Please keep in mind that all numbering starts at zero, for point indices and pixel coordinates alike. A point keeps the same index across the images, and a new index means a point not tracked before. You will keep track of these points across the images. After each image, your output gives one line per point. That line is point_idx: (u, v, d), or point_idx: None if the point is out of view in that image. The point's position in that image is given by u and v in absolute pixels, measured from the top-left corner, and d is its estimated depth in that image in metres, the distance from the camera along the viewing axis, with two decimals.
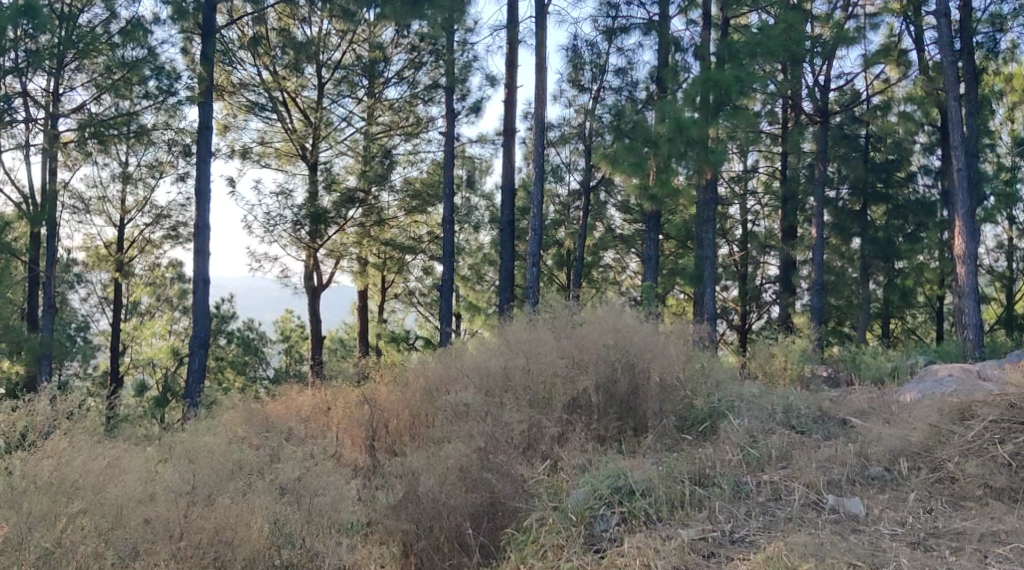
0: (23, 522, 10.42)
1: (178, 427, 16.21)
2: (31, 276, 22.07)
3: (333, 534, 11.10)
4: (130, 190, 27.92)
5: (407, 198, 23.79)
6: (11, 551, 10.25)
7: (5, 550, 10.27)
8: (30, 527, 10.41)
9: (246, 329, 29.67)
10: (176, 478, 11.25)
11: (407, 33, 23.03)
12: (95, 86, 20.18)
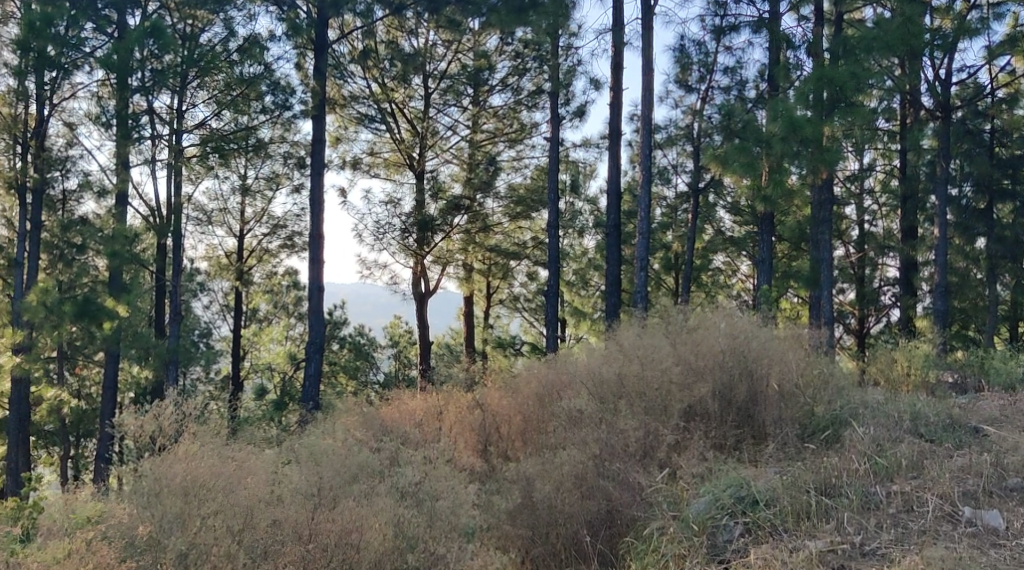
0: (162, 523, 10.77)
1: (301, 432, 16.51)
2: (158, 284, 22.95)
3: (456, 538, 11.14)
4: (249, 202, 28.62)
5: (511, 204, 23.77)
6: (152, 549, 10.64)
7: (145, 548, 10.66)
8: (168, 525, 10.76)
9: (358, 334, 30.13)
10: (304, 482, 11.62)
11: (512, 40, 23.06)
12: (215, 103, 20.98)
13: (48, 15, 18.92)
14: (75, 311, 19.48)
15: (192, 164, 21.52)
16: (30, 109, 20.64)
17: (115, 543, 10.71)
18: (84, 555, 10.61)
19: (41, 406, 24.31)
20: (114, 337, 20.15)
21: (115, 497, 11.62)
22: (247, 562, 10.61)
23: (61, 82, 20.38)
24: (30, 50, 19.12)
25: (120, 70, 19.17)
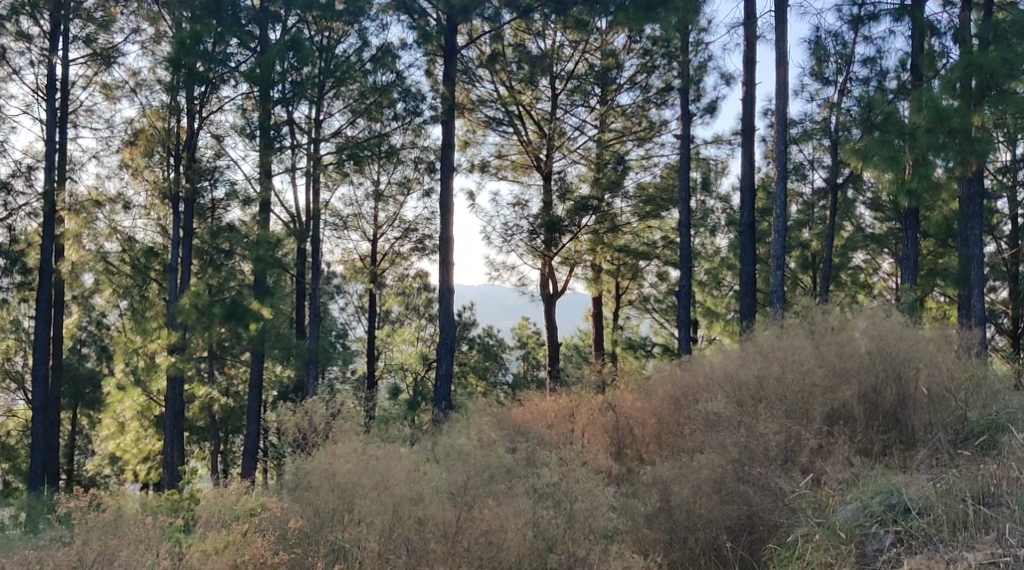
0: (318, 519, 11.66)
1: (436, 432, 16.63)
2: (297, 287, 23.42)
3: (595, 542, 11.32)
4: (381, 206, 29.01)
5: (641, 204, 23.39)
6: (303, 541, 11.50)
7: (302, 542, 11.52)
8: (322, 520, 11.64)
9: (486, 336, 30.26)
10: (448, 480, 12.10)
11: (640, 38, 22.75)
12: (350, 111, 21.49)
13: (196, 33, 20.02)
14: (224, 311, 20.18)
15: (329, 171, 21.86)
16: (181, 123, 21.68)
17: (269, 535, 11.62)
18: (239, 546, 11.45)
19: (192, 403, 25.22)
20: (261, 337, 20.72)
21: (277, 495, 12.87)
22: (402, 561, 11.06)
23: (209, 97, 21.14)
24: (182, 66, 20.23)
25: (263, 81, 20.00)
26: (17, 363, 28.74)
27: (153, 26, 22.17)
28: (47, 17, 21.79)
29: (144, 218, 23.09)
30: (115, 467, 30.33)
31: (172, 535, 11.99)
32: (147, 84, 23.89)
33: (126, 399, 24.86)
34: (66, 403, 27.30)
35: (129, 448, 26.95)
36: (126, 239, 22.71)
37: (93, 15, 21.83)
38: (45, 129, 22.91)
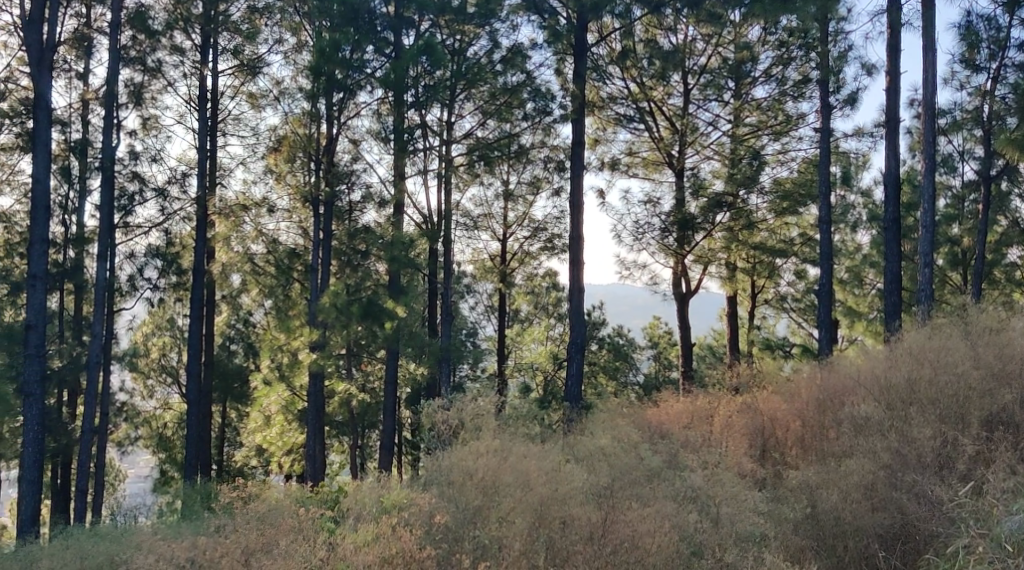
0: (462, 514, 12.26)
1: (574, 435, 16.58)
2: (431, 286, 23.53)
3: (740, 544, 11.62)
4: (511, 205, 29.07)
5: (778, 200, 22.62)
6: (448, 535, 12.01)
7: (447, 534, 12.06)
8: (464, 520, 12.18)
9: (616, 335, 30.06)
10: (594, 484, 12.79)
11: (776, 29, 22.14)
12: (480, 112, 21.84)
13: (335, 41, 20.15)
14: (361, 311, 20.75)
15: (460, 173, 21.91)
16: (321, 129, 22.21)
17: (416, 530, 12.07)
18: (388, 539, 12.02)
19: (333, 399, 25.62)
20: (395, 337, 21.15)
21: (422, 491, 13.02)
22: (545, 560, 11.60)
23: (348, 103, 21.48)
24: (322, 74, 20.42)
25: (398, 86, 20.14)
26: (172, 360, 29.82)
27: (295, 35, 22.45)
28: (197, 31, 23.01)
29: (287, 222, 23.44)
30: (262, 458, 31.04)
31: (326, 525, 12.80)
32: (290, 92, 24.29)
33: (271, 394, 25.42)
34: (215, 398, 28.09)
35: (275, 441, 26.82)
36: (271, 242, 23.19)
37: (239, 27, 22.72)
38: (197, 137, 23.44)
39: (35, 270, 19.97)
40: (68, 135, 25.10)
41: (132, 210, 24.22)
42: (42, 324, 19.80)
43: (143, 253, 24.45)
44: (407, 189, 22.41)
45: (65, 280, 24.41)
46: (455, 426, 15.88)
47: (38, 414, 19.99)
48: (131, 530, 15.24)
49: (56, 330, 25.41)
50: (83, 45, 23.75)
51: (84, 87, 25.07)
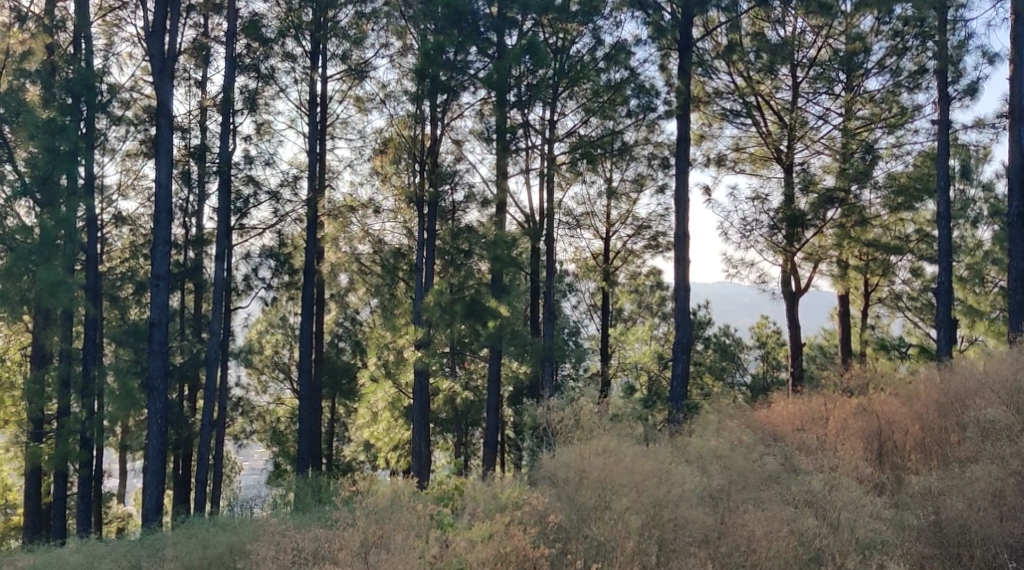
0: (576, 514, 13.17)
1: (686, 438, 16.38)
2: (535, 285, 23.35)
3: (856, 549, 12.43)
4: (614, 203, 28.75)
5: (893, 195, 21.84)
6: (562, 536, 13.09)
7: (561, 536, 13.10)
8: (577, 519, 13.13)
9: (722, 334, 29.56)
10: (703, 485, 13.61)
11: (889, 19, 21.32)
12: (583, 110, 21.50)
13: (439, 43, 20.51)
14: (464, 310, 20.92)
15: (562, 171, 21.68)
16: (426, 130, 22.34)
17: (530, 529, 13.13)
18: (503, 538, 13.06)
19: (438, 396, 25.65)
20: (498, 335, 21.10)
21: (535, 491, 14.16)
22: (655, 561, 12.59)
23: (451, 104, 21.56)
24: (426, 77, 20.83)
25: (500, 87, 20.16)
26: (284, 356, 30.30)
27: (400, 39, 22.66)
28: (308, 38, 23.15)
29: (392, 222, 23.47)
30: (369, 454, 31.28)
31: (440, 521, 13.87)
32: (395, 94, 24.39)
33: (376, 392, 24.81)
34: (323, 394, 28.10)
35: (382, 436, 27.26)
36: (377, 242, 23.28)
37: (346, 32, 22.77)
38: (307, 140, 23.61)
39: (159, 271, 20.36)
40: (189, 141, 25.58)
41: (248, 213, 24.56)
42: (165, 321, 20.16)
43: (259, 254, 24.90)
44: (509, 189, 22.24)
45: (186, 280, 24.94)
46: (564, 427, 15.91)
47: (162, 408, 20.36)
48: (254, 522, 15.38)
49: (177, 327, 25.89)
50: (201, 54, 24.20)
51: (203, 95, 25.54)
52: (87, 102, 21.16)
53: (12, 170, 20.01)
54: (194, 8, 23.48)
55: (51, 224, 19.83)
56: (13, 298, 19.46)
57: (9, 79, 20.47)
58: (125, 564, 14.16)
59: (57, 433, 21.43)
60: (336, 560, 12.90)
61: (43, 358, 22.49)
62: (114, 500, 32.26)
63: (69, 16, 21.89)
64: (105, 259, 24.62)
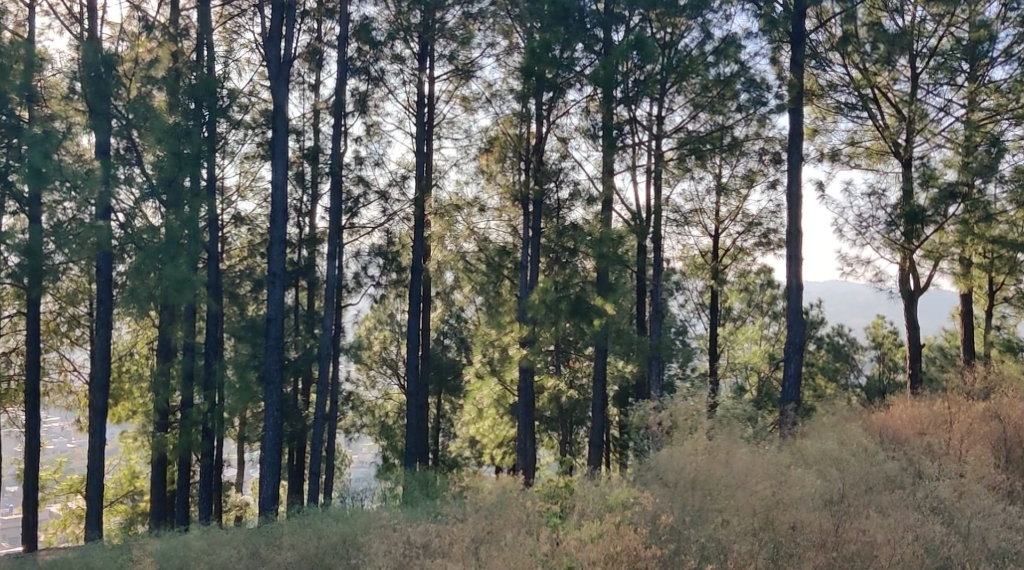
0: (685, 518, 12.97)
1: (802, 440, 15.92)
2: (642, 283, 22.93)
3: (984, 558, 12.18)
4: (723, 200, 28.11)
5: (1019, 189, 20.82)
6: (672, 537, 12.75)
7: (671, 536, 12.79)
8: (688, 522, 12.92)
9: (836, 334, 28.69)
10: (818, 490, 13.43)
11: (1016, 5, 20.36)
12: (692, 105, 21.01)
13: (546, 41, 20.28)
14: (570, 308, 20.61)
15: (670, 168, 21.30)
16: (532, 128, 22.13)
17: (641, 529, 12.88)
18: (613, 537, 12.77)
19: (545, 394, 25.41)
20: (604, 334, 20.76)
21: (645, 490, 13.89)
22: (769, 561, 12.30)
23: (557, 102, 21.30)
24: (533, 75, 20.59)
25: (607, 83, 19.99)
26: (392, 352, 30.35)
27: (506, 38, 22.47)
28: (416, 40, 23.04)
29: (497, 221, 23.28)
30: (475, 451, 31.14)
31: (550, 519, 13.58)
32: (501, 93, 24.22)
33: (484, 389, 24.82)
34: (431, 391, 27.93)
35: (487, 434, 27.25)
36: (482, 240, 23.19)
37: (454, 34, 22.64)
38: (415, 140, 23.56)
39: (275, 269, 20.43)
40: (302, 143, 25.76)
41: (358, 212, 24.59)
42: (281, 317, 20.28)
43: (368, 252, 24.92)
44: (616, 185, 21.82)
45: (300, 278, 25.11)
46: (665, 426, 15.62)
47: (278, 401, 20.42)
48: (370, 514, 15.25)
49: (291, 323, 26.07)
50: (314, 59, 24.32)
51: (316, 98, 25.72)
52: (210, 107, 21.30)
53: (139, 173, 20.39)
54: (308, 14, 23.54)
55: (176, 224, 20.18)
56: (142, 295, 19.93)
57: (136, 86, 20.78)
58: (245, 551, 14.07)
59: (182, 425, 21.85)
60: (448, 554, 13.04)
61: (167, 351, 22.85)
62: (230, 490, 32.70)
63: (191, 23, 22.29)
64: (224, 257, 24.91)
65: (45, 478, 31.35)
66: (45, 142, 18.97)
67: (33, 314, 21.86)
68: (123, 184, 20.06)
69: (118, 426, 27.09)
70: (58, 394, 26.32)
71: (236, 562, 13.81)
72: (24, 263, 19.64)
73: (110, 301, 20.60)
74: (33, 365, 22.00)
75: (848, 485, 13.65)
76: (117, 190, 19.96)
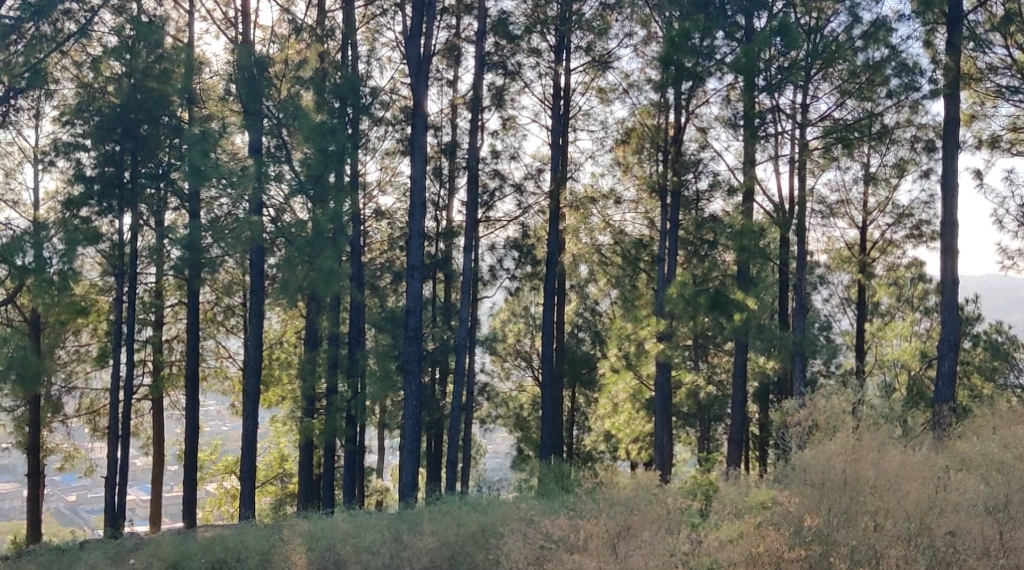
0: (831, 520, 12.26)
1: (961, 441, 15.10)
2: (784, 277, 22.03)
3: None
4: (872, 191, 26.88)
5: None
6: (819, 540, 12.14)
7: (818, 540, 12.17)
8: (835, 522, 12.25)
9: (994, 331, 27.15)
10: (977, 492, 12.81)
11: None
12: (839, 92, 19.70)
13: (685, 30, 19.67)
14: (709, 301, 19.77)
15: (814, 157, 20.20)
16: (670, 119, 21.44)
17: (784, 530, 12.38)
18: (754, 537, 12.40)
19: (684, 389, 24.69)
20: (744, 329, 19.86)
21: (785, 489, 13.44)
22: (924, 565, 11.72)
23: (696, 91, 20.60)
24: (671, 64, 19.93)
25: (748, 72, 19.28)
26: (526, 345, 29.93)
27: (645, 28, 21.88)
28: (553, 32, 22.57)
29: (634, 213, 22.71)
30: (611, 444, 30.53)
31: (690, 518, 13.16)
32: (639, 84, 23.59)
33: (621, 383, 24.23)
34: (564, 384, 27.38)
35: (623, 429, 26.35)
36: (618, 232, 22.58)
37: (591, 25, 22.02)
38: (551, 132, 23.06)
39: (413, 262, 20.23)
40: (440, 138, 25.56)
41: (493, 206, 24.28)
42: (420, 308, 20.07)
43: (503, 245, 24.51)
44: (757, 176, 20.99)
45: (437, 271, 24.91)
46: (808, 424, 14.91)
47: (417, 390, 20.23)
48: (506, 504, 15.02)
49: (428, 314, 25.92)
50: (452, 54, 24.05)
51: (455, 93, 25.49)
52: (353, 105, 21.32)
53: (289, 170, 20.04)
54: (446, 11, 23.28)
55: (323, 219, 20.05)
56: (292, 286, 20.08)
57: (286, 87, 20.68)
58: (387, 536, 13.90)
59: (327, 411, 21.78)
60: (586, 550, 12.50)
61: (313, 340, 22.90)
62: (371, 476, 32.87)
63: (337, 25, 22.08)
64: (365, 250, 24.84)
65: (203, 459, 31.57)
66: (203, 142, 19.62)
67: (194, 302, 22.04)
68: (274, 182, 19.88)
69: (270, 412, 27.09)
70: (215, 379, 26.57)
71: (379, 546, 13.64)
72: (183, 255, 20.12)
73: (262, 292, 20.71)
74: (195, 353, 22.14)
75: (1012, 488, 12.94)
76: (268, 188, 19.81)
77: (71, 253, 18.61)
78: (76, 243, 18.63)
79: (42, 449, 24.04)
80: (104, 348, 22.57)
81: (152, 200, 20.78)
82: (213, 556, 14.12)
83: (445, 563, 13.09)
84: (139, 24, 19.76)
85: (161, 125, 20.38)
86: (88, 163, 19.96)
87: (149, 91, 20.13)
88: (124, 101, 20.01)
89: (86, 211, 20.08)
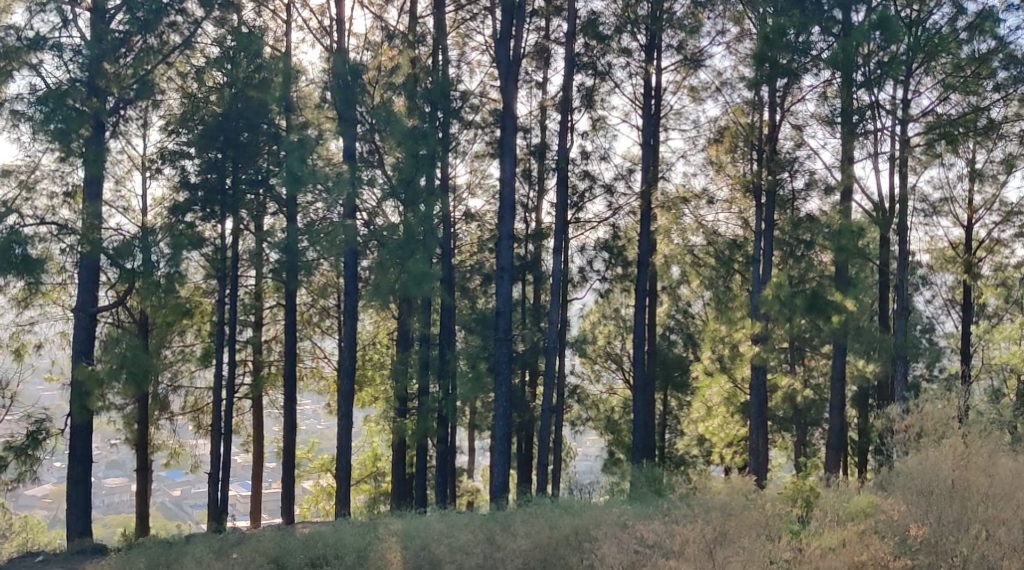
0: (941, 525, 11.82)
1: None
2: (885, 278, 21.23)
3: None
4: (978, 189, 25.88)
5: None
6: (926, 546, 11.77)
7: (925, 547, 11.78)
8: (944, 527, 11.79)
9: None
10: None
11: None
12: (942, 87, 18.83)
13: (780, 26, 18.98)
14: (807, 302, 19.08)
15: (916, 153, 19.46)
16: (764, 117, 20.83)
17: (888, 538, 12.04)
18: (857, 544, 12.06)
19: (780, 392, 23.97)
20: (844, 331, 19.13)
21: (888, 495, 13.01)
22: None
23: (792, 88, 19.96)
24: (766, 61, 19.29)
25: (846, 67, 18.61)
26: (616, 347, 29.43)
27: (738, 25, 21.32)
28: (644, 31, 22.06)
29: (727, 213, 22.06)
30: (705, 448, 29.87)
31: (790, 525, 12.71)
32: (732, 81, 23.02)
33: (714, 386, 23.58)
34: (656, 386, 26.83)
35: (717, 433, 25.24)
36: (711, 233, 21.98)
37: (682, 23, 21.44)
38: (641, 131, 22.54)
39: (503, 264, 19.91)
40: (530, 140, 25.21)
41: (583, 207, 23.85)
42: (509, 310, 19.75)
43: (593, 247, 24.03)
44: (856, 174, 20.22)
45: (527, 272, 24.57)
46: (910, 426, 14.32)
47: (506, 391, 19.88)
48: (599, 508, 14.44)
49: (518, 316, 25.56)
50: (542, 56, 23.70)
51: (544, 95, 25.12)
52: (443, 108, 20.96)
53: (381, 174, 20.00)
54: (536, 12, 22.92)
55: (413, 221, 19.79)
56: (384, 288, 19.58)
57: (379, 93, 20.57)
58: (481, 536, 13.50)
59: (418, 410, 21.56)
60: (683, 557, 11.83)
61: (405, 341, 22.73)
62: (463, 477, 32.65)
63: (428, 30, 21.86)
64: (456, 252, 24.55)
65: (300, 457, 31.71)
66: (301, 149, 19.49)
67: (290, 304, 21.99)
68: (367, 186, 19.85)
69: (363, 412, 27.00)
70: (311, 379, 26.60)
71: (472, 546, 13.27)
72: (282, 259, 20.33)
73: (355, 293, 20.48)
74: (291, 353, 21.99)
75: None
76: (361, 192, 19.83)
77: (178, 258, 18.73)
78: (184, 247, 18.77)
79: (148, 445, 24.30)
80: (206, 348, 22.86)
81: (252, 205, 20.57)
82: (312, 552, 13.88)
83: (538, 564, 12.76)
84: (239, 35, 19.96)
85: (260, 133, 20.09)
86: (193, 170, 19.75)
87: (249, 101, 19.91)
88: (225, 110, 19.77)
89: (192, 217, 19.90)
